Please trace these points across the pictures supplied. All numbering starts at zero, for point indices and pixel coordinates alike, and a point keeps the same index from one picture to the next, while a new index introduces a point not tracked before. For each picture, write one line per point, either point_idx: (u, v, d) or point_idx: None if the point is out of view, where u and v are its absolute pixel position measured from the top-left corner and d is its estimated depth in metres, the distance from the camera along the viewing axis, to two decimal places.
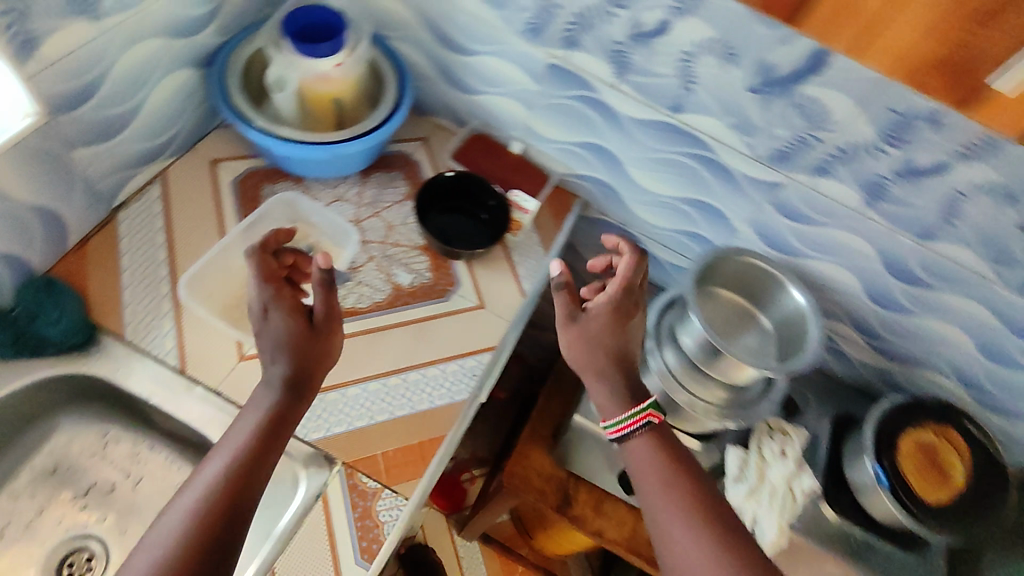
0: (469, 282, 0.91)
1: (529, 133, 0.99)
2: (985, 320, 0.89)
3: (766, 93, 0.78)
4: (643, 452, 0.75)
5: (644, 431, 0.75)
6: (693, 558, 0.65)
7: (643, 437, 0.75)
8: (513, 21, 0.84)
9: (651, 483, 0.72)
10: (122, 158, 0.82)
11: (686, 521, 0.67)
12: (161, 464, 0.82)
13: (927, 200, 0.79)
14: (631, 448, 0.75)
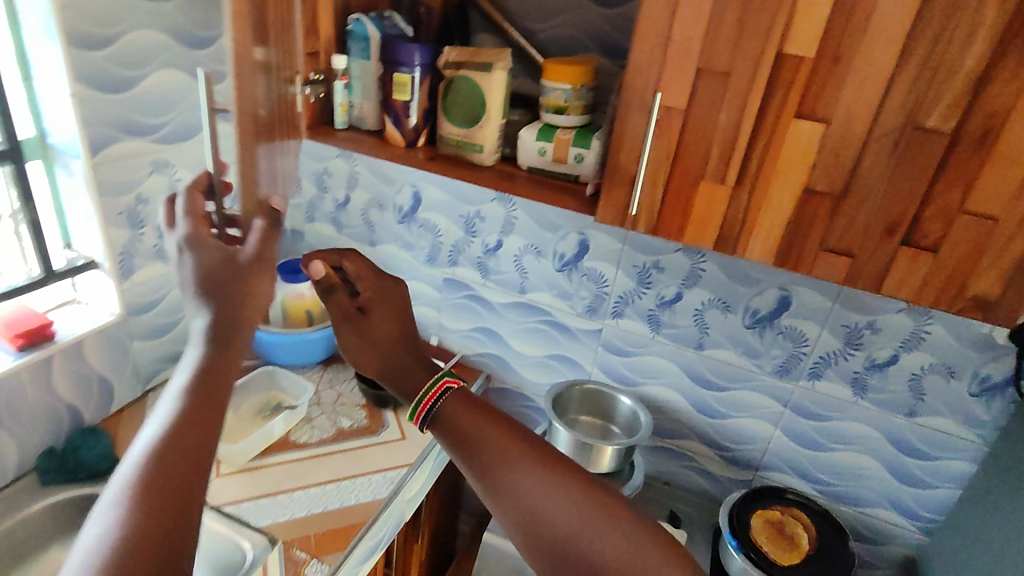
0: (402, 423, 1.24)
1: (442, 330, 1.44)
2: (807, 407, 1.19)
3: (568, 270, 1.25)
4: (450, 420, 0.69)
5: (447, 396, 0.71)
6: (534, 506, 0.62)
7: (450, 402, 0.70)
8: (419, 256, 1.38)
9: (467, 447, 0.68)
10: (165, 353, 1.23)
11: (525, 466, 0.64)
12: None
13: (731, 328, 1.18)
14: (444, 414, 0.70)
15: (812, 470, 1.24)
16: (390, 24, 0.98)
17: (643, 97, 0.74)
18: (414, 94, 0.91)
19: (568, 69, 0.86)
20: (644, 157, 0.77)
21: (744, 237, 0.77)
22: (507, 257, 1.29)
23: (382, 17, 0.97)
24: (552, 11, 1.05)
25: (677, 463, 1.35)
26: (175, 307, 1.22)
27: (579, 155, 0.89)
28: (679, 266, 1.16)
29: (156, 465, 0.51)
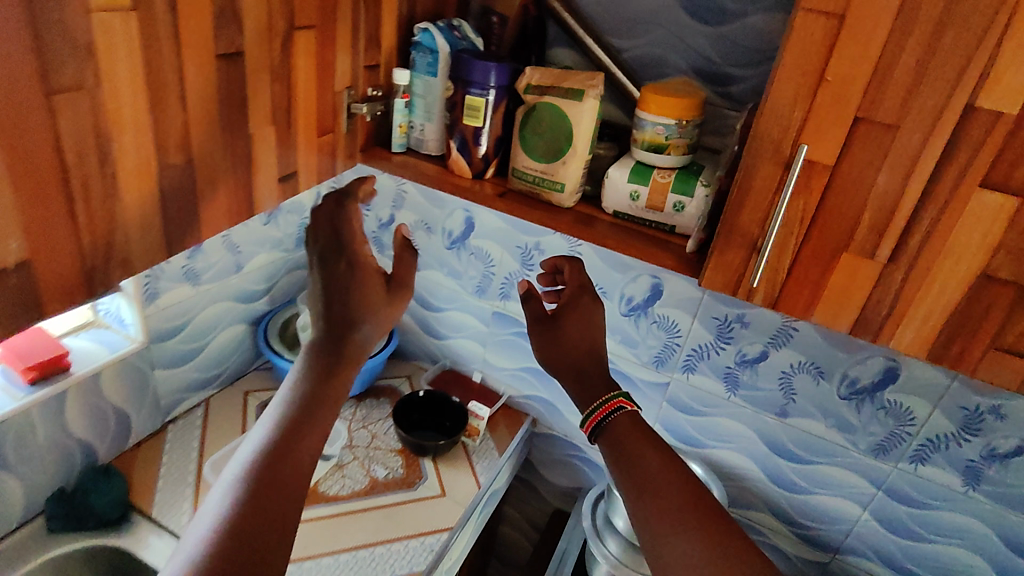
0: (441, 476, 1.12)
1: (486, 366, 1.32)
2: (906, 492, 1.04)
3: (635, 315, 1.11)
4: (615, 439, 0.72)
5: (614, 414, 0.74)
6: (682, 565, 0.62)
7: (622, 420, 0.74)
8: (467, 285, 1.25)
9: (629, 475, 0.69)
10: (187, 382, 1.14)
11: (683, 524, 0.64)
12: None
13: (822, 397, 1.03)
14: (614, 431, 0.73)
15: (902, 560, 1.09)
16: (460, 36, 0.85)
17: (778, 149, 0.61)
18: (487, 120, 0.78)
19: (673, 101, 0.73)
20: (776, 221, 0.62)
21: (889, 323, 0.63)
22: None
23: (450, 28, 0.84)
24: (643, 25, 0.91)
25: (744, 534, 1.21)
26: (200, 334, 1.12)
27: (679, 203, 0.75)
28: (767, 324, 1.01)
29: (265, 469, 0.59)
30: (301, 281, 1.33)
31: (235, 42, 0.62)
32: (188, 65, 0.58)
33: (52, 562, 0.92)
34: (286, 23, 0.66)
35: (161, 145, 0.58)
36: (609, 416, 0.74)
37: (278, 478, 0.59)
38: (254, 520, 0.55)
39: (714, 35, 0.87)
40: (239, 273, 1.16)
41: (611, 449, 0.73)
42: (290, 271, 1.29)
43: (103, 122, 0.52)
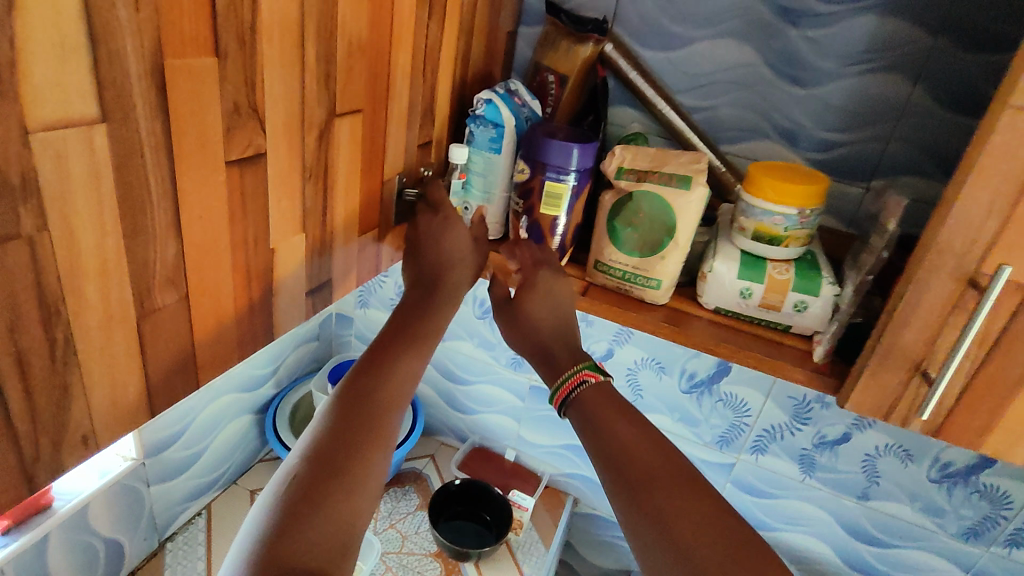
0: None
1: (521, 442, 1.19)
2: None
3: (697, 392, 1.01)
4: (584, 414, 0.56)
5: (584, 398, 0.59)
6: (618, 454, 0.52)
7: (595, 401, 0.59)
8: (501, 358, 1.13)
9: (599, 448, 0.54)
10: (185, 491, 0.98)
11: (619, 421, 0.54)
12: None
13: (908, 480, 0.94)
14: None
15: None
16: (524, 106, 0.73)
17: (961, 262, 0.50)
18: (568, 209, 0.68)
19: (796, 188, 0.62)
20: (963, 345, 0.51)
21: None
22: (623, 374, 1.04)
23: (510, 93, 0.72)
24: (722, 86, 0.80)
25: None
26: (200, 435, 0.97)
27: (801, 303, 0.64)
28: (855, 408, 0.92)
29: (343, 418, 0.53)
30: (310, 356, 1.18)
31: (254, 142, 0.44)
32: (192, 180, 0.40)
33: None
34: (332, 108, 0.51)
35: (144, 290, 0.40)
36: (572, 396, 0.58)
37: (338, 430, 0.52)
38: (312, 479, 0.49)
39: (806, 96, 0.77)
40: (244, 359, 1.01)
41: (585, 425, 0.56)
42: (297, 347, 1.13)
43: (50, 284, 0.34)
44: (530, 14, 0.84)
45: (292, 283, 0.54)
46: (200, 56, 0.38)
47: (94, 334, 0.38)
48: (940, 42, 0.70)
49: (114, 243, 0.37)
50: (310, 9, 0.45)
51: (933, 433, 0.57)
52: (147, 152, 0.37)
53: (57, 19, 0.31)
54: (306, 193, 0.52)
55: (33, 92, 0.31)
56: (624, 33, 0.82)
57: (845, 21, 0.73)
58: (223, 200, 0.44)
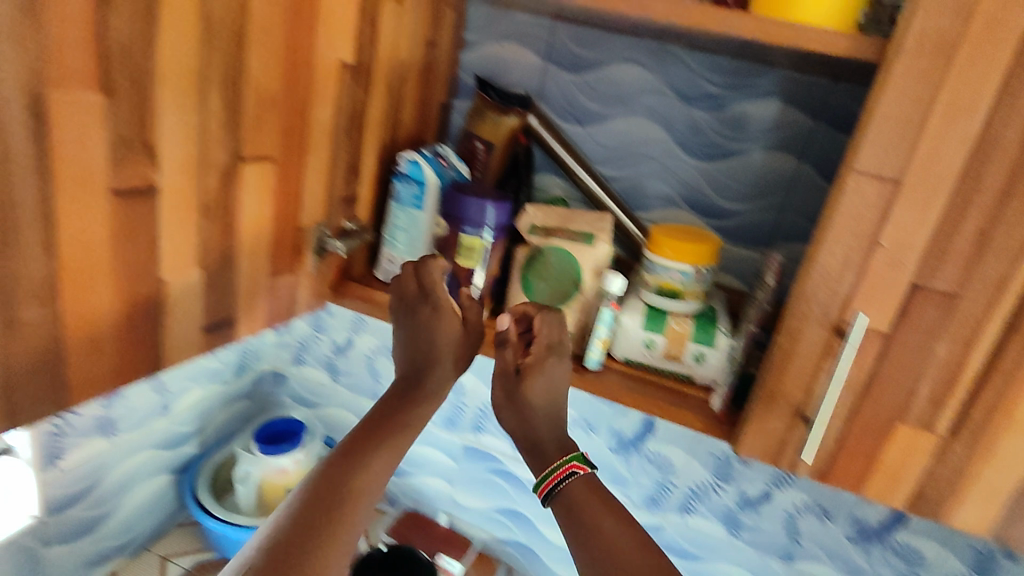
0: None
1: (455, 506, 1.17)
2: None
3: (626, 452, 1.01)
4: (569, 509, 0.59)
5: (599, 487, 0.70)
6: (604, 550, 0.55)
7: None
8: (434, 417, 1.12)
9: (585, 539, 0.57)
10: (85, 556, 0.92)
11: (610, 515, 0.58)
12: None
13: (829, 540, 0.95)
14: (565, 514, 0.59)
15: None
16: (451, 169, 0.78)
17: (826, 312, 0.55)
18: (484, 261, 0.71)
19: (690, 247, 0.67)
20: (834, 388, 0.55)
21: (948, 502, 0.56)
22: None
23: (436, 155, 0.77)
24: (634, 158, 0.88)
25: None
26: (110, 495, 0.93)
27: (700, 354, 0.67)
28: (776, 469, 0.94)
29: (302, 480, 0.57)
30: (240, 415, 1.16)
31: (145, 175, 0.46)
32: (75, 204, 0.42)
33: None
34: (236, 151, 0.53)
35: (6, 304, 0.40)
36: (560, 485, 0.61)
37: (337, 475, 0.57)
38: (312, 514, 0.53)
39: (713, 171, 0.85)
40: (165, 414, 0.98)
41: (570, 519, 0.59)
42: (225, 405, 1.11)
43: None
44: (462, 89, 0.92)
45: (193, 323, 0.55)
46: (100, 93, 0.41)
47: None
48: (819, 123, 0.79)
49: None
50: (215, 61, 0.48)
51: (820, 478, 0.60)
52: (37, 181, 0.39)
53: None
54: (207, 232, 0.53)
55: None
56: (546, 108, 0.90)
57: (736, 104, 0.82)
58: (108, 228, 0.45)
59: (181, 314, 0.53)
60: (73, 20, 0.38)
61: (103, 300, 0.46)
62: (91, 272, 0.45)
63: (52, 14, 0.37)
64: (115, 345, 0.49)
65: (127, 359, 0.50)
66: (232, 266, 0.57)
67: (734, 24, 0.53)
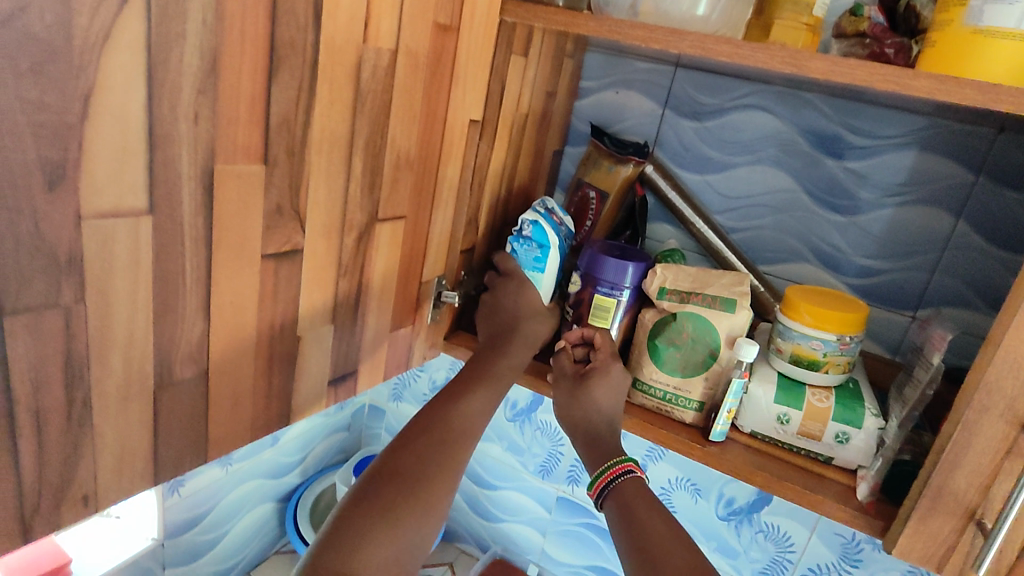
0: None
1: (544, 558, 1.13)
2: None
3: (735, 520, 0.94)
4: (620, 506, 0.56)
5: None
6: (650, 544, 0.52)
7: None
8: (528, 464, 1.10)
9: (628, 539, 0.53)
10: None
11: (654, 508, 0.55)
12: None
13: None
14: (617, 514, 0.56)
15: None
16: (564, 227, 0.76)
17: (1012, 405, 0.48)
18: (617, 321, 0.68)
19: (835, 313, 0.62)
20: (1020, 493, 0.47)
21: None
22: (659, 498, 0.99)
23: (550, 212, 0.75)
24: (756, 210, 0.83)
25: None
26: (221, 520, 0.96)
27: (843, 434, 0.61)
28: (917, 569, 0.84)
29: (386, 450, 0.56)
30: (338, 446, 1.18)
31: (293, 239, 0.47)
32: (233, 269, 0.43)
33: None
34: (371, 211, 0.54)
35: (166, 364, 0.41)
36: (613, 484, 0.58)
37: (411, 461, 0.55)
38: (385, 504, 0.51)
39: (846, 226, 0.79)
40: (274, 446, 1.02)
41: (620, 517, 0.56)
42: (327, 436, 1.14)
43: (77, 355, 0.36)
44: (575, 136, 0.91)
45: (321, 375, 0.56)
46: (261, 165, 0.43)
47: (111, 403, 0.39)
48: (980, 177, 0.71)
49: (143, 320, 0.39)
50: (361, 127, 0.49)
51: None
52: (202, 250, 0.41)
53: (127, 127, 0.34)
54: (340, 289, 0.54)
55: (91, 183, 0.34)
56: (663, 155, 0.87)
57: (878, 155, 0.75)
58: (256, 290, 0.46)
59: (311, 369, 0.54)
60: (245, 99, 0.40)
61: (246, 359, 0.47)
62: (240, 333, 0.46)
63: (228, 95, 0.39)
64: (254, 400, 0.50)
65: (263, 413, 0.51)
66: (359, 320, 0.58)
67: (907, 82, 0.48)
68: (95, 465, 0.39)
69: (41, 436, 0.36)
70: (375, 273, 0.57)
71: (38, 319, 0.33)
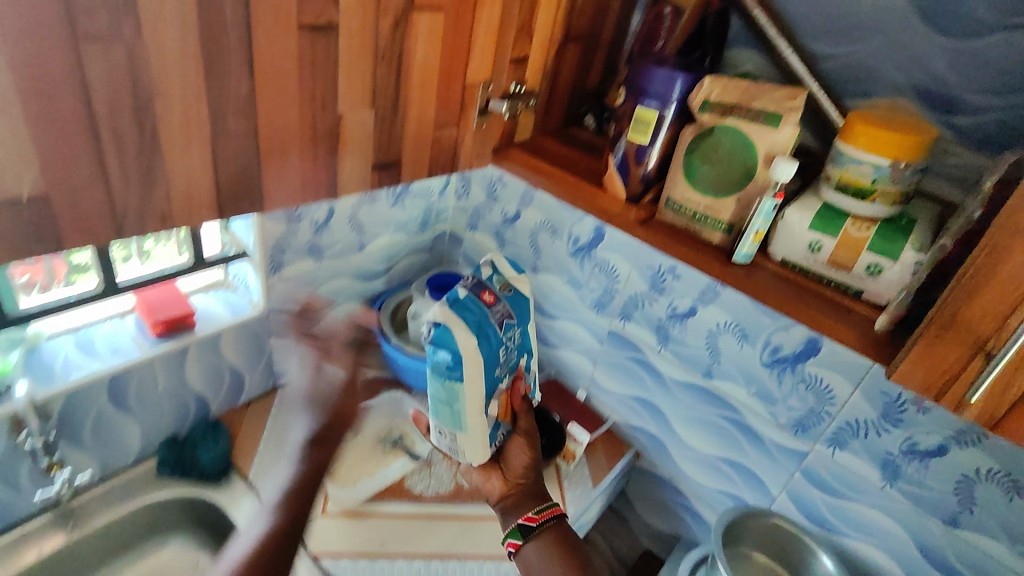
0: None
1: (593, 385, 1.22)
2: None
3: (778, 368, 0.95)
4: None
5: (547, 524, 0.84)
6: None
7: (545, 532, 0.84)
8: (586, 298, 1.15)
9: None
10: (297, 351, 1.16)
11: None
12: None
13: (993, 517, 0.83)
14: None
15: None
16: (499, 308, 0.79)
17: None
18: (657, 136, 0.67)
19: (893, 137, 0.57)
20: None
21: None
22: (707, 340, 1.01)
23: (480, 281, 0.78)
24: (850, 32, 0.74)
25: None
26: (315, 307, 1.14)
27: (876, 266, 0.59)
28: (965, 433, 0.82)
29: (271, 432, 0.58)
30: (420, 264, 1.31)
31: (328, 13, 0.51)
32: (270, 34, 0.49)
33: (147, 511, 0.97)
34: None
35: (217, 114, 0.49)
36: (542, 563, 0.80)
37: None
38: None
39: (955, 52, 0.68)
40: (360, 252, 1.15)
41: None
42: (410, 252, 1.26)
43: (142, 87, 0.44)
44: None
45: (365, 156, 0.62)
46: None
47: (175, 137, 0.47)
48: None
49: (193, 66, 0.46)
50: None
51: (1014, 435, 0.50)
52: (240, 9, 0.46)
53: None
54: (378, 74, 0.58)
55: None
56: None
57: None
58: (295, 58, 0.51)
59: (353, 150, 0.61)
60: None
61: (290, 124, 0.54)
62: (282, 103, 0.53)
63: None
64: (300, 166, 0.58)
65: (310, 179, 0.59)
66: (400, 110, 0.62)
67: None
68: (166, 189, 0.49)
69: (121, 153, 0.45)
70: (414, 63, 0.60)
71: (105, 47, 0.41)
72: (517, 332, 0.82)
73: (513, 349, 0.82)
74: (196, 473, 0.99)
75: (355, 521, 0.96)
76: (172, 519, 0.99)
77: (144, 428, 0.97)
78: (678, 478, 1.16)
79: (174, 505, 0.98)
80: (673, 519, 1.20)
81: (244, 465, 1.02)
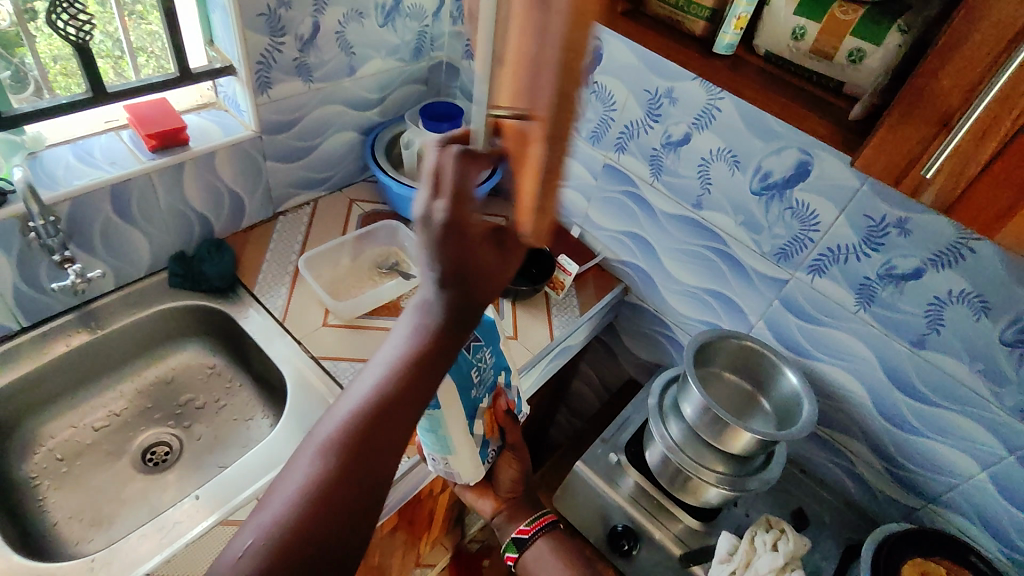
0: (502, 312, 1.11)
1: (586, 222, 1.24)
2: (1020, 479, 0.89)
3: (767, 196, 0.95)
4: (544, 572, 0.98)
5: (541, 534, 1.00)
6: None
7: (540, 543, 1.00)
8: (582, 130, 1.14)
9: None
10: (295, 179, 1.18)
11: None
12: (242, 401, 1.06)
13: (957, 336, 0.87)
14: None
15: (980, 528, 0.96)
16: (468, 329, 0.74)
17: None
18: None
19: None
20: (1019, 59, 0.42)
21: None
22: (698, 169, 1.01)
23: None
24: None
25: (824, 460, 1.11)
26: (310, 134, 1.14)
27: (858, 52, 0.57)
28: (942, 254, 0.82)
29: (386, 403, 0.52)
30: (416, 97, 1.29)
31: None
32: None
33: (161, 319, 1.05)
34: None
35: None
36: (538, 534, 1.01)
37: (346, 482, 0.50)
38: (341, 566, 0.49)
39: None
40: (352, 77, 1.13)
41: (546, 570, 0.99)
42: (404, 83, 1.23)
43: None
44: None
45: None
46: None
47: None
48: None
49: None
50: None
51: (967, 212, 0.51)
52: None
53: None
54: None
55: None
56: None
57: None
58: None
59: None
60: None
61: None
62: None
63: None
64: None
65: None
66: None
67: None
68: None
69: None
70: None
71: None
72: (484, 351, 0.79)
73: (488, 368, 0.81)
74: (204, 286, 1.06)
75: (353, 333, 1.04)
76: (186, 328, 1.08)
77: (152, 242, 1.02)
78: (664, 310, 1.21)
79: (188, 313, 1.06)
80: (657, 350, 1.27)
81: (249, 282, 1.09)
